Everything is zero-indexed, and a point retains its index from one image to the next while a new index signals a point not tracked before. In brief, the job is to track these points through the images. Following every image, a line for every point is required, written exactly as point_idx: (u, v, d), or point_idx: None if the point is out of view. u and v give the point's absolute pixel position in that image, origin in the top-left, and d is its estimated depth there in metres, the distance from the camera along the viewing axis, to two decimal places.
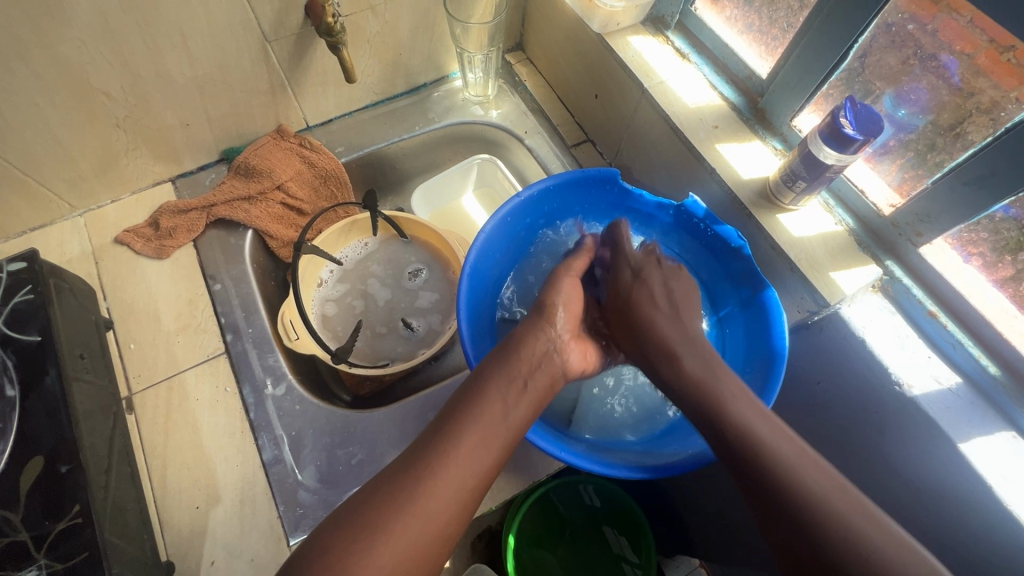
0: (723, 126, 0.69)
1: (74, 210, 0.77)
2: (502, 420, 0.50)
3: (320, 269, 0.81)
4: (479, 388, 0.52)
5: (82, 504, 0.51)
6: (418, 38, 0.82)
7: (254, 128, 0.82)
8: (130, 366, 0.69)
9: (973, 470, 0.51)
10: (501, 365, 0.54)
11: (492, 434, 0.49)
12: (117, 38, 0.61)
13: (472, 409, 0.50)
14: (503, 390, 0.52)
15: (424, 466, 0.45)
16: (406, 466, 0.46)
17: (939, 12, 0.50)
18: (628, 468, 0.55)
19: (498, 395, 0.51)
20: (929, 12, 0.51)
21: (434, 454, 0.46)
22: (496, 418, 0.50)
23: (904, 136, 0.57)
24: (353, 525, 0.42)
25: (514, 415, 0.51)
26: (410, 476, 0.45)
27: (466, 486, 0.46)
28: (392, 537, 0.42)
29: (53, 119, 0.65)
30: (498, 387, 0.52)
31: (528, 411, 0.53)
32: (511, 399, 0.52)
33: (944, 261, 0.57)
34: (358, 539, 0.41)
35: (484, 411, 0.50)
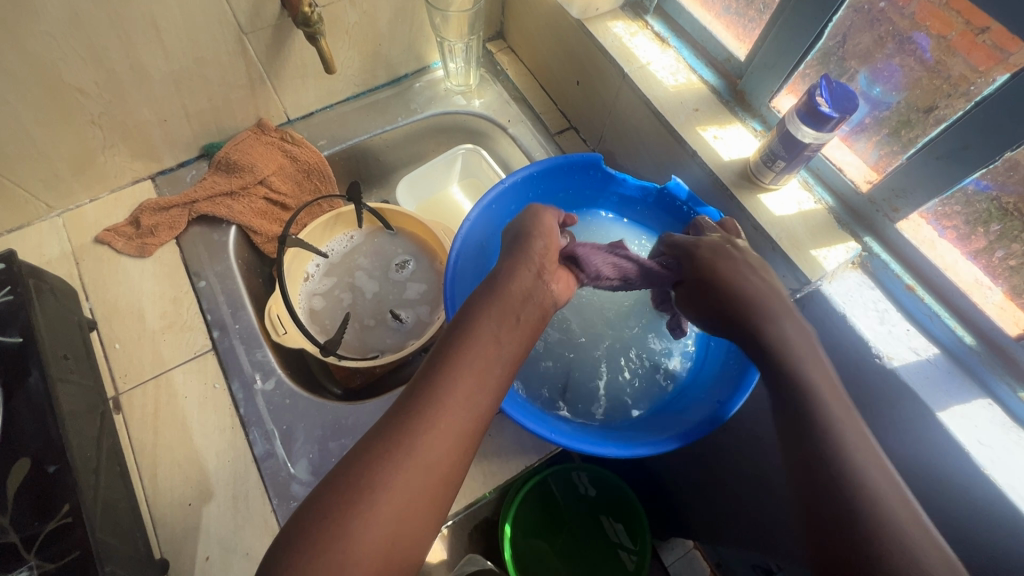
0: (703, 109, 0.70)
1: (52, 210, 0.76)
2: (494, 353, 0.49)
3: (305, 264, 0.81)
4: (469, 325, 0.50)
5: (72, 504, 0.51)
6: (398, 28, 0.81)
7: (233, 123, 0.81)
8: (116, 366, 0.68)
9: (952, 437, 0.52)
10: (490, 301, 0.52)
11: (485, 368, 0.47)
12: (88, 33, 0.60)
13: (465, 345, 0.48)
14: (495, 324, 0.50)
15: (421, 407, 0.44)
16: (405, 407, 0.44)
17: None
18: (619, 446, 0.56)
19: (490, 330, 0.50)
20: None
21: (430, 395, 0.45)
22: (488, 352, 0.48)
23: (880, 113, 0.58)
24: (361, 464, 0.41)
25: (507, 345, 0.50)
26: (412, 413, 0.44)
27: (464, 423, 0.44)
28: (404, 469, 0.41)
29: (25, 117, 0.64)
30: (488, 320, 0.50)
31: (522, 343, 0.51)
32: (504, 332, 0.50)
33: (920, 236, 0.58)
34: (366, 481, 0.40)
35: (476, 345, 0.48)
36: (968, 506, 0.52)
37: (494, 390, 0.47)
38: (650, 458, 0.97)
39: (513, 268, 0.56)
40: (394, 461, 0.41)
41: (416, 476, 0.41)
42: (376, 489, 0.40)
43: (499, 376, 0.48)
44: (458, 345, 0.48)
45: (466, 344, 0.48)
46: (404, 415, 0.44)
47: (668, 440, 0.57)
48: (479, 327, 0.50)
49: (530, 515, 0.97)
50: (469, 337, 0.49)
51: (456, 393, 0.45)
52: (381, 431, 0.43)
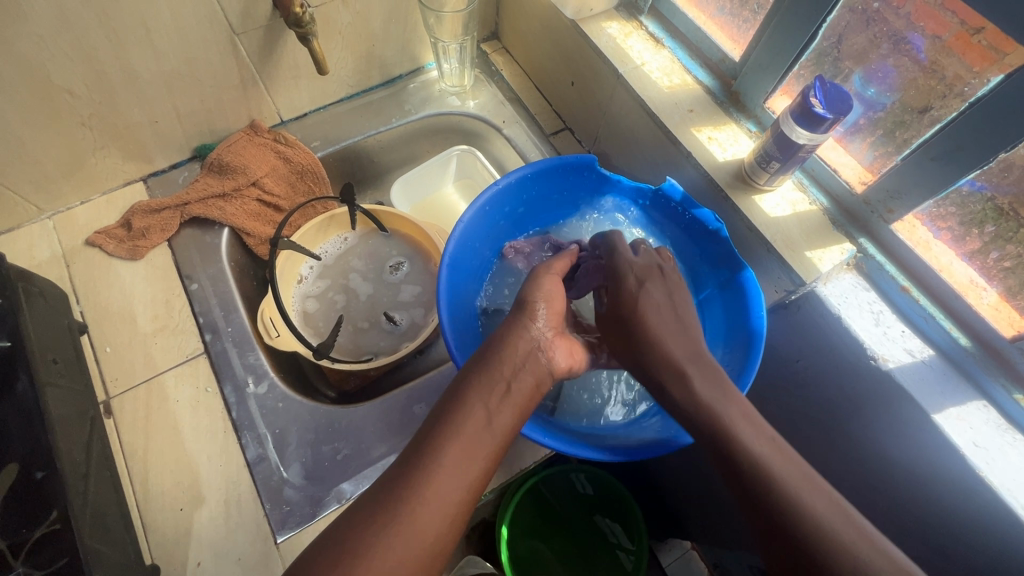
0: (698, 110, 0.69)
1: (42, 212, 0.75)
2: (484, 431, 0.48)
3: (299, 266, 0.80)
4: (459, 398, 0.50)
5: (60, 510, 0.50)
6: (392, 28, 0.81)
7: (226, 124, 0.80)
8: (107, 370, 0.68)
9: (948, 439, 0.52)
10: (481, 371, 0.52)
11: (473, 452, 0.47)
12: (77, 34, 0.59)
13: (455, 419, 0.48)
14: (485, 396, 0.50)
15: (407, 486, 0.44)
16: (392, 484, 0.44)
17: None
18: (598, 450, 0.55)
19: (480, 403, 0.49)
20: None
21: (417, 471, 0.44)
22: (476, 433, 0.48)
23: (874, 114, 0.58)
24: (345, 543, 0.41)
25: (498, 423, 0.49)
26: (396, 493, 0.43)
27: (447, 513, 0.44)
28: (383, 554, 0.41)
29: (13, 119, 0.63)
30: (478, 395, 0.50)
31: (514, 415, 0.51)
32: (494, 404, 0.50)
33: (915, 237, 0.58)
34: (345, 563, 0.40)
35: (465, 425, 0.48)
36: (964, 509, 0.52)
37: (481, 473, 0.46)
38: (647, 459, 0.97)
39: (508, 342, 0.55)
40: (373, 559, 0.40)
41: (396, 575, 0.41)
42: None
43: (484, 457, 0.47)
44: (446, 427, 0.47)
45: (455, 423, 0.48)
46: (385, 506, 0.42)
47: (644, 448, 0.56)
48: (471, 407, 0.49)
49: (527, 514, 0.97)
50: (456, 418, 0.48)
51: (442, 481, 0.44)
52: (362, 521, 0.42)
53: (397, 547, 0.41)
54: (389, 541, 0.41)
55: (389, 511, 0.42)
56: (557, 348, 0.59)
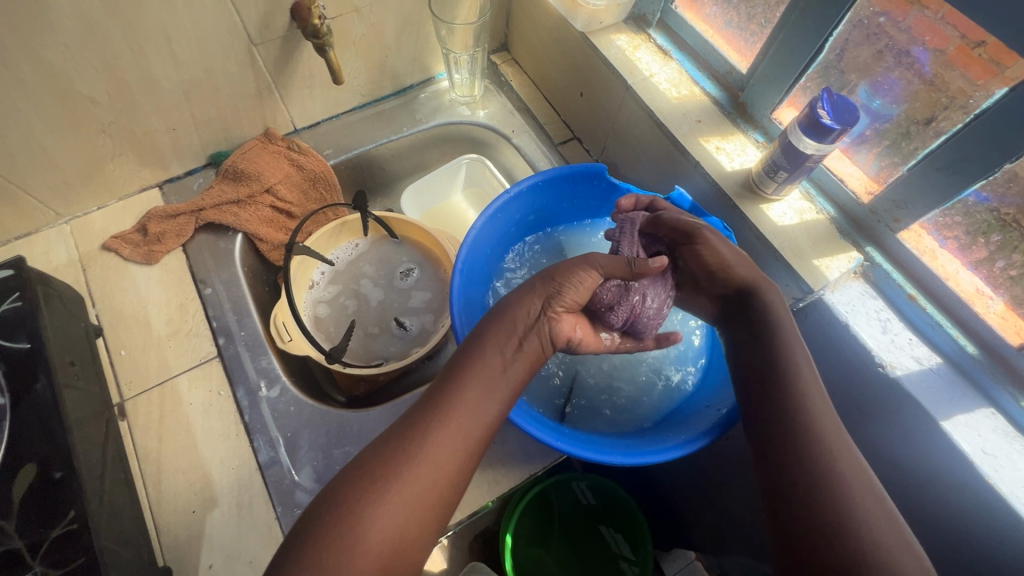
0: (706, 120, 0.71)
1: (60, 217, 0.77)
2: (500, 373, 0.50)
3: (311, 271, 0.81)
4: (479, 347, 0.52)
5: (77, 510, 0.51)
6: (405, 39, 0.83)
7: (241, 132, 0.81)
8: (121, 372, 0.69)
9: (957, 447, 0.52)
10: (494, 324, 0.53)
11: (489, 393, 0.49)
12: (102, 44, 0.61)
13: (473, 366, 0.50)
14: (502, 346, 0.52)
15: (425, 423, 0.46)
16: (412, 421, 0.46)
17: (912, 10, 0.52)
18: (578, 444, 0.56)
19: (498, 353, 0.51)
20: (902, 10, 0.52)
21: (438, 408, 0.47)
22: (493, 376, 0.50)
23: (880, 126, 0.59)
24: (368, 470, 0.43)
25: (513, 371, 0.51)
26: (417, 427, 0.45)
27: (464, 447, 0.46)
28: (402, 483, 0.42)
29: (36, 125, 0.64)
30: (494, 344, 0.52)
31: (525, 370, 0.52)
32: (510, 355, 0.51)
33: (921, 246, 0.59)
34: (365, 490, 0.42)
35: (481, 370, 0.50)
36: (975, 517, 0.52)
37: (494, 415, 0.48)
38: (654, 467, 0.97)
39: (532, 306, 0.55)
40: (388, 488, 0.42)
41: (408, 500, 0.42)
42: (369, 510, 0.41)
43: (499, 399, 0.49)
44: (467, 375, 0.49)
45: (471, 368, 0.50)
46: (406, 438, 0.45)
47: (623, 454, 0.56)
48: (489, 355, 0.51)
49: (530, 524, 0.97)
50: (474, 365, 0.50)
51: (457, 415, 0.47)
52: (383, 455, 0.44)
53: (416, 475, 0.43)
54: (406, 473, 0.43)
55: (410, 445, 0.45)
56: (565, 320, 0.57)
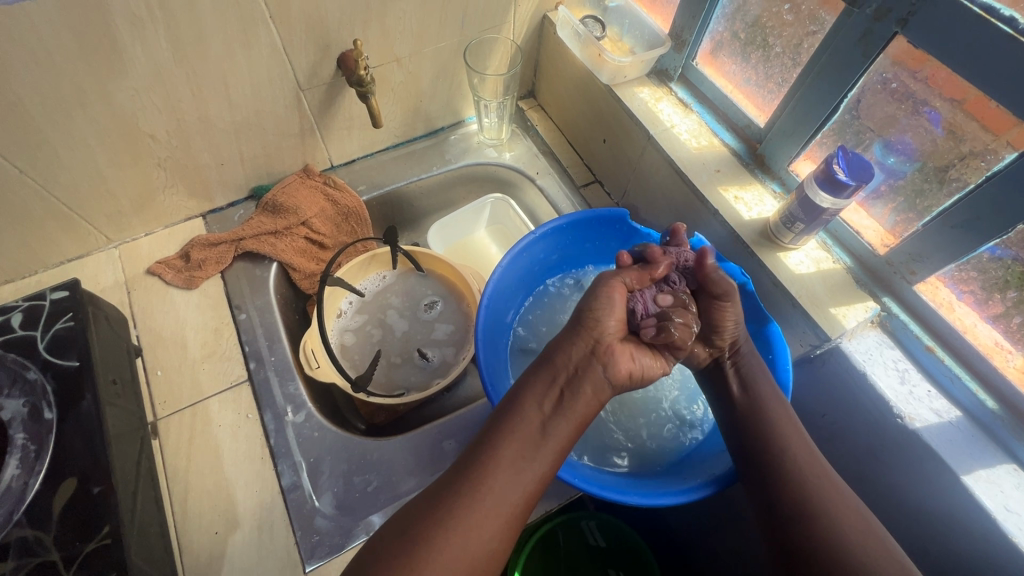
0: (724, 170, 0.74)
1: (110, 242, 0.81)
2: (541, 433, 0.51)
3: (340, 300, 0.84)
4: (514, 404, 0.52)
5: (112, 525, 0.53)
6: (439, 86, 0.88)
7: (283, 168, 0.87)
8: (157, 392, 0.72)
9: (977, 502, 0.52)
10: (537, 375, 0.54)
11: (517, 463, 0.49)
12: (167, 87, 0.67)
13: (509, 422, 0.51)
14: (539, 401, 0.52)
15: (463, 483, 0.47)
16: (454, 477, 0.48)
17: (927, 62, 0.53)
18: (603, 488, 0.56)
19: (534, 408, 0.52)
20: (918, 61, 0.53)
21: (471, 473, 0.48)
22: (546, 426, 0.51)
23: (895, 182, 0.61)
24: (413, 529, 0.45)
25: (554, 428, 0.51)
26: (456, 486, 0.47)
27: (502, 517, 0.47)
28: (441, 548, 0.44)
29: (101, 158, 0.70)
30: (533, 399, 0.52)
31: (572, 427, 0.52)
32: (549, 411, 0.52)
33: (938, 298, 0.60)
34: (413, 542, 0.44)
35: (518, 430, 0.50)
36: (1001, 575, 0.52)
37: (534, 480, 0.49)
38: (665, 509, 0.96)
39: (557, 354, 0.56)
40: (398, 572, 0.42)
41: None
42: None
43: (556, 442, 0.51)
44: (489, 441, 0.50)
45: (509, 430, 0.50)
46: (450, 497, 0.46)
47: (645, 494, 0.57)
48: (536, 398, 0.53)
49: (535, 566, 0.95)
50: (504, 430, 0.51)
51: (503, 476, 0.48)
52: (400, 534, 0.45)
53: (441, 558, 0.43)
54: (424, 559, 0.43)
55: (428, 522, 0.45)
56: (618, 351, 0.56)
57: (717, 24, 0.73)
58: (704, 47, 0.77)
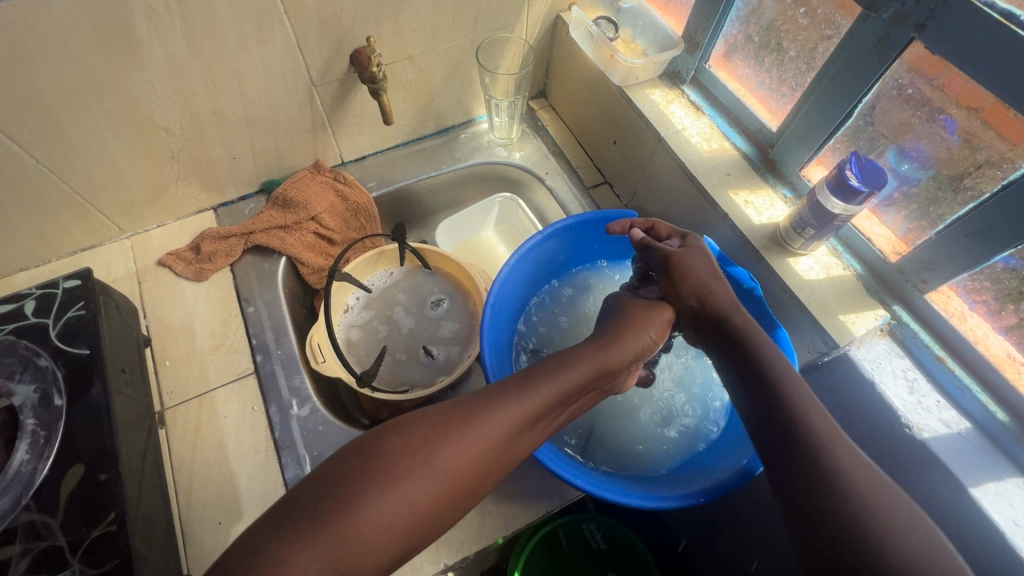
0: (735, 174, 0.73)
1: (122, 233, 0.82)
2: (570, 395, 0.54)
3: (347, 296, 0.85)
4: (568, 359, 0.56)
5: (117, 512, 0.53)
6: (451, 84, 0.88)
7: (294, 163, 0.87)
8: (164, 382, 0.72)
9: (986, 516, 0.52)
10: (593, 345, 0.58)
11: (544, 416, 0.52)
12: (182, 80, 0.67)
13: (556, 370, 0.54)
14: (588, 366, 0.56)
15: (501, 405, 0.50)
16: (492, 396, 0.51)
17: (944, 69, 0.52)
18: (609, 489, 0.56)
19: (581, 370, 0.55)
20: (933, 68, 0.53)
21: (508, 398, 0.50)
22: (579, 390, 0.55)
23: (908, 189, 0.60)
24: (443, 424, 0.47)
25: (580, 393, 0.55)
26: (493, 407, 0.49)
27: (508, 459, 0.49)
28: (456, 456, 0.46)
29: (115, 150, 0.71)
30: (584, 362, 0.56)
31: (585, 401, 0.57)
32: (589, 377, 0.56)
33: (950, 308, 0.59)
34: (437, 438, 0.46)
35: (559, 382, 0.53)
36: None
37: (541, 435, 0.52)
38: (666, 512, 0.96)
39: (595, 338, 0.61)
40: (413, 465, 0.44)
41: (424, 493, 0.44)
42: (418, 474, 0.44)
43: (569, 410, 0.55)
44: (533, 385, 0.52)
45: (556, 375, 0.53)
46: (483, 412, 0.49)
47: (648, 496, 0.57)
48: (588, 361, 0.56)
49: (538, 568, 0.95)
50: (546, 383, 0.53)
51: (530, 417, 0.50)
52: (428, 427, 0.47)
53: (452, 464, 0.45)
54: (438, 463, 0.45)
55: (458, 429, 0.47)
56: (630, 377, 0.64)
57: (732, 27, 0.73)
58: (718, 50, 0.76)
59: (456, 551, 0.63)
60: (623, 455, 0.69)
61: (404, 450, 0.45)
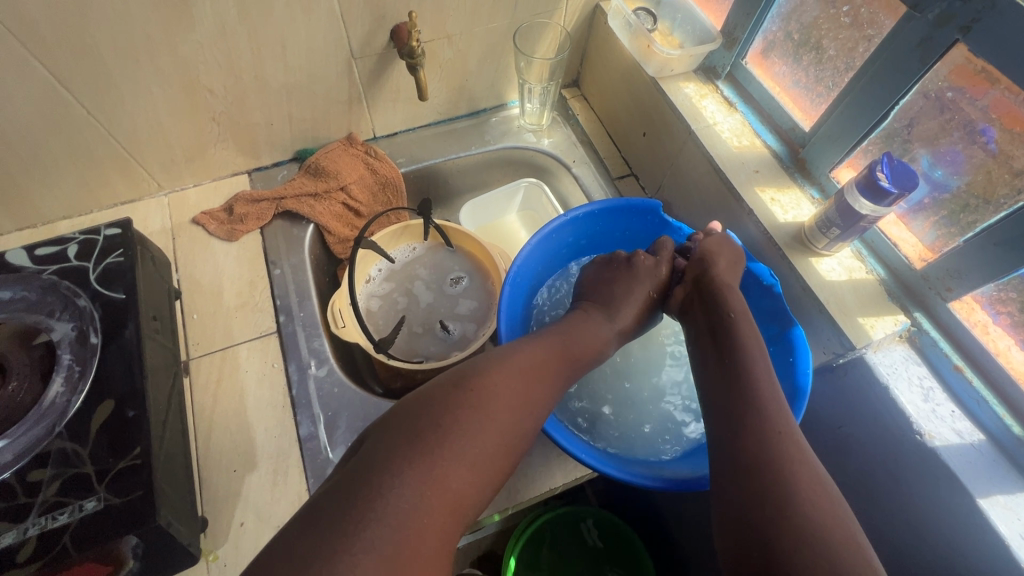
0: (763, 171, 0.73)
1: (161, 189, 0.85)
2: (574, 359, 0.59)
3: (370, 266, 0.87)
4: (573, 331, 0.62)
5: (142, 447, 0.56)
6: (486, 66, 0.90)
7: (328, 134, 0.89)
8: (191, 334, 0.75)
9: (991, 527, 0.52)
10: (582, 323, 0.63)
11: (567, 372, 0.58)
12: (229, 44, 0.70)
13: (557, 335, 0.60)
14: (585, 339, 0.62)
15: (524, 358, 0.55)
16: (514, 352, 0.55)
17: (992, 88, 0.52)
18: (612, 466, 0.57)
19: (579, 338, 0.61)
20: (976, 73, 0.52)
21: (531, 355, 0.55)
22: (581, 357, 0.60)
23: (939, 196, 0.59)
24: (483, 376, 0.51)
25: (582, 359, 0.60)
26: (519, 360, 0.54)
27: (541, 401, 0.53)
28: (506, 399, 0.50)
29: (161, 107, 0.73)
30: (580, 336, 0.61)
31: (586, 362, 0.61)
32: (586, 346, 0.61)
33: (973, 318, 0.59)
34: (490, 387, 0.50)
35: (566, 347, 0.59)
36: None
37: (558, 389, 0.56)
38: (656, 494, 0.96)
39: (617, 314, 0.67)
40: (503, 407, 0.49)
41: (510, 442, 0.49)
42: (481, 412, 0.48)
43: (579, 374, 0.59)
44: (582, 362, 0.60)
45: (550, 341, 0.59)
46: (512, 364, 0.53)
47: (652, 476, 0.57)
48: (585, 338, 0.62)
49: (531, 560, 0.96)
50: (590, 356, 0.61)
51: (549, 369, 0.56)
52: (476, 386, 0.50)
53: (505, 401, 0.50)
54: (519, 415, 0.50)
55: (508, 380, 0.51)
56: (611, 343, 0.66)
57: (772, 24, 0.73)
58: (756, 47, 0.76)
59: None
60: (628, 440, 0.70)
61: (497, 395, 0.50)
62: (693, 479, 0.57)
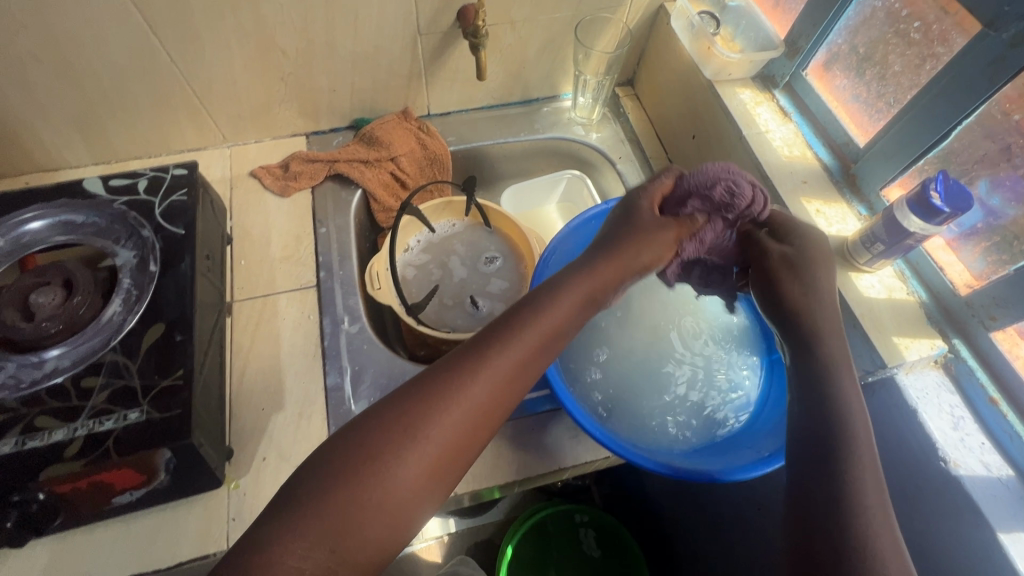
0: (812, 183, 0.73)
1: (225, 141, 0.90)
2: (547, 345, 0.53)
3: (410, 236, 0.90)
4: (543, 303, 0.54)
5: (185, 370, 0.59)
6: (544, 56, 0.91)
7: (385, 106, 0.93)
8: (238, 278, 0.79)
9: (1010, 563, 0.50)
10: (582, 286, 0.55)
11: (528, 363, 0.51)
12: (306, 8, 0.74)
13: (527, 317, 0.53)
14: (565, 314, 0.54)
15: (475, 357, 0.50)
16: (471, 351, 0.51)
17: None
18: (624, 446, 0.58)
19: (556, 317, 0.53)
20: None
21: (483, 348, 0.50)
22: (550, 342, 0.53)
23: (994, 222, 0.58)
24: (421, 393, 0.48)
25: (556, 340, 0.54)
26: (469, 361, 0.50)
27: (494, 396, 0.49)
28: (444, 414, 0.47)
29: (236, 63, 0.78)
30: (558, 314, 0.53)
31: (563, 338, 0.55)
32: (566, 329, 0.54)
33: (1015, 351, 0.57)
34: (423, 406, 0.47)
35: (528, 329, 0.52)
36: None
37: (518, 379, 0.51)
38: (660, 497, 0.96)
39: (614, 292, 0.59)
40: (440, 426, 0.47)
41: (442, 470, 0.47)
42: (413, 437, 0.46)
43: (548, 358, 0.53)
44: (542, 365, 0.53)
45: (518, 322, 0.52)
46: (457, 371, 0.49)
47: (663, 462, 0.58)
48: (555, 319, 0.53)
49: (526, 558, 0.97)
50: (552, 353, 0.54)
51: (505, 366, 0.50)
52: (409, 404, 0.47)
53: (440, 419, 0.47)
54: (465, 429, 0.48)
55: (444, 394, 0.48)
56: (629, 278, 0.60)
57: (837, 36, 0.72)
58: (818, 58, 0.76)
59: (467, 483, 0.66)
60: (643, 424, 0.70)
61: (413, 451, 0.46)
62: (704, 472, 0.57)
